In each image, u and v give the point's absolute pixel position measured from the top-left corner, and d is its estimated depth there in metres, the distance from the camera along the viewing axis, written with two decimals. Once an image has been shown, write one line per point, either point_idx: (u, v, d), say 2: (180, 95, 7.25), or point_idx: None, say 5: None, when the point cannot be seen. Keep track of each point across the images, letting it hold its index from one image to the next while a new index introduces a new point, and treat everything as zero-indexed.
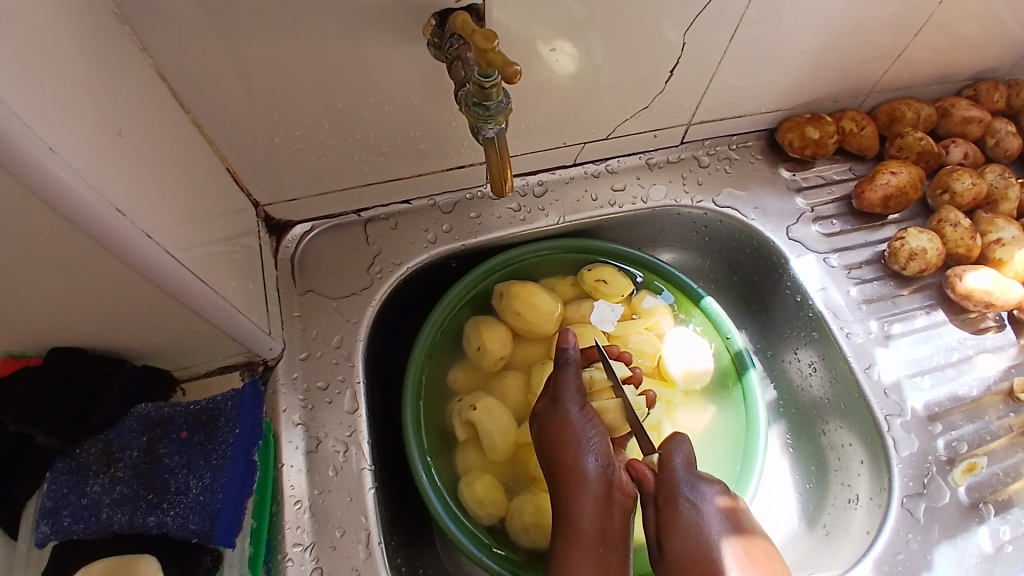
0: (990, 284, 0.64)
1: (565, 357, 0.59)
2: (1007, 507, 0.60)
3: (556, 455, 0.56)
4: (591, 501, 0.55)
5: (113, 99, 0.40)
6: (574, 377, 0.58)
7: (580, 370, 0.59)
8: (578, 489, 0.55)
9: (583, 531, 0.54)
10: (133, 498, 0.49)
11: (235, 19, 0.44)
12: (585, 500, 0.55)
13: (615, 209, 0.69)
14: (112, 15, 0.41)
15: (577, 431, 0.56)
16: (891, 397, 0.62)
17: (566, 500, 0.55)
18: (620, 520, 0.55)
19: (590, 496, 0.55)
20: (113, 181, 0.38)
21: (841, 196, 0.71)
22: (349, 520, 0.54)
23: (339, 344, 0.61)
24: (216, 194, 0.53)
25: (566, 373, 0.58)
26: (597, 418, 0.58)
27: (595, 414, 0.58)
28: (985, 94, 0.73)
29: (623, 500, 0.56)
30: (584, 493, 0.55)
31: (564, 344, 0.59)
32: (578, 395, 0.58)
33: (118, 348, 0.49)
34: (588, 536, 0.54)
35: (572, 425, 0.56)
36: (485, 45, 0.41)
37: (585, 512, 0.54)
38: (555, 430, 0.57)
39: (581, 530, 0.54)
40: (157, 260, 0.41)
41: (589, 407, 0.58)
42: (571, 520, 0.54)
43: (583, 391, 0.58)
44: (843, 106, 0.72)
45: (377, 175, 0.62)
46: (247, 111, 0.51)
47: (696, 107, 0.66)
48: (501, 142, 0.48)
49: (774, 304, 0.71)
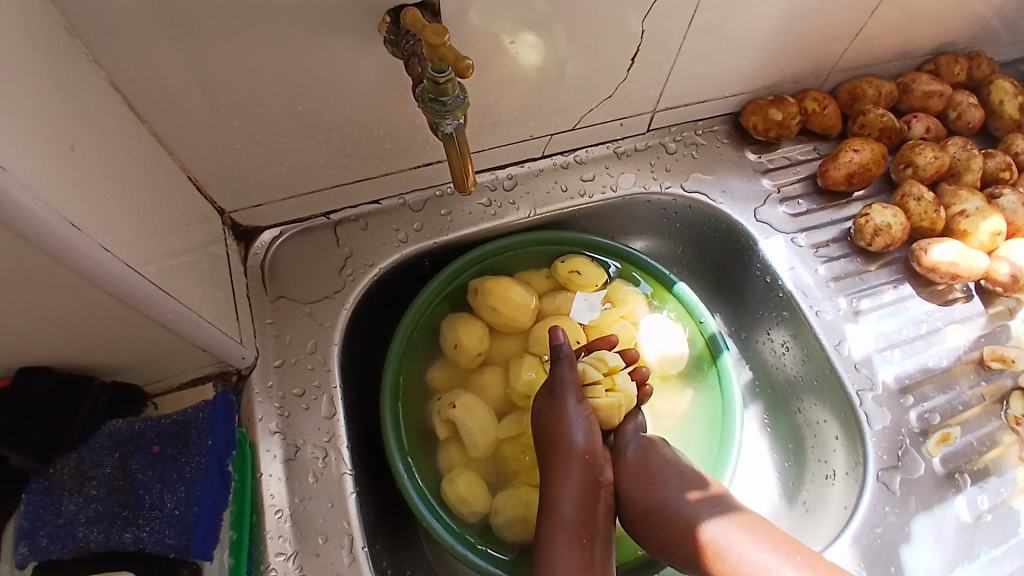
0: (955, 256, 0.65)
1: (558, 352, 0.57)
2: (985, 475, 0.62)
3: (550, 449, 0.56)
4: (574, 491, 0.55)
5: (62, 115, 0.39)
6: (570, 371, 0.57)
7: (575, 364, 0.58)
8: (564, 479, 0.55)
9: (565, 520, 0.54)
10: (108, 515, 0.48)
11: (184, 27, 0.44)
12: (570, 490, 0.55)
13: (586, 199, 0.69)
14: (61, 29, 0.41)
15: (569, 425, 0.56)
16: (863, 371, 0.63)
17: (552, 490, 0.56)
18: (603, 514, 0.56)
19: (572, 486, 0.55)
20: (67, 197, 0.37)
21: (808, 176, 0.72)
22: (331, 525, 0.54)
23: (313, 349, 0.61)
24: (178, 204, 0.52)
25: (561, 369, 0.57)
26: (592, 413, 0.58)
27: (590, 411, 0.58)
28: (945, 68, 0.74)
29: (608, 498, 0.57)
30: (569, 484, 0.55)
31: (557, 340, 0.58)
32: (575, 392, 0.57)
33: (86, 366, 0.48)
34: (572, 527, 0.54)
35: (563, 417, 0.56)
36: (435, 40, 0.40)
37: (566, 499, 0.55)
38: (551, 422, 0.56)
39: (563, 519, 0.54)
40: (117, 274, 0.41)
41: (585, 403, 0.58)
42: (554, 509, 0.54)
43: (580, 384, 0.58)
44: (805, 86, 0.72)
45: (343, 177, 0.62)
46: (204, 119, 0.51)
47: (660, 94, 0.66)
48: (459, 137, 0.48)
49: (745, 286, 0.72)
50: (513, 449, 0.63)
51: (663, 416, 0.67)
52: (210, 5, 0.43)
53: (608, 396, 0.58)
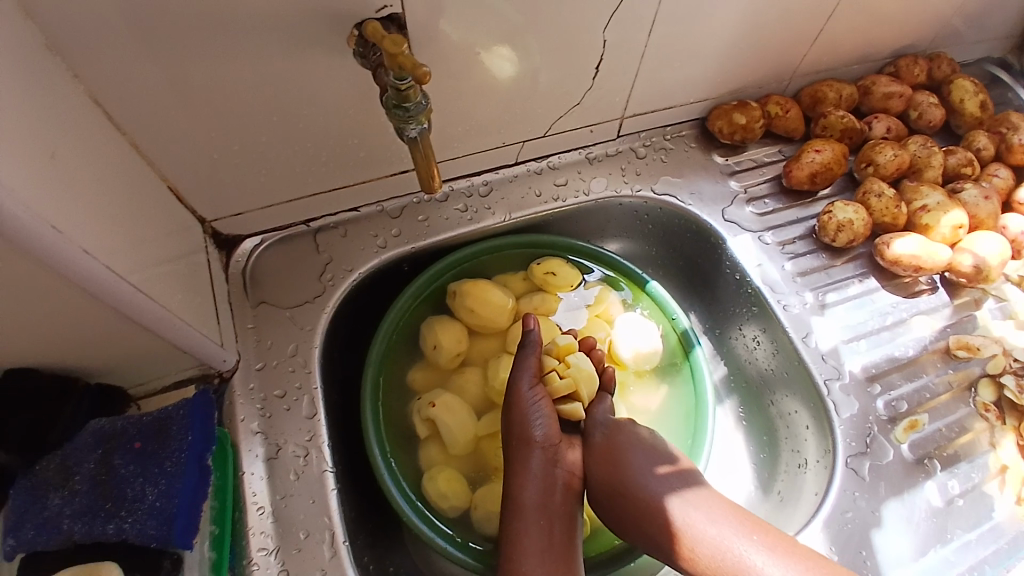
0: (917, 249, 0.66)
1: (528, 337, 0.60)
2: (955, 461, 0.63)
3: (515, 434, 0.57)
4: (534, 477, 0.56)
5: (43, 124, 0.41)
6: (532, 359, 0.59)
7: (540, 353, 0.60)
8: (524, 464, 0.56)
9: (526, 504, 0.55)
10: (92, 509, 0.49)
11: (161, 40, 0.46)
12: (529, 476, 0.56)
13: (559, 203, 0.72)
14: (41, 45, 0.43)
15: (532, 411, 0.57)
16: (830, 362, 0.65)
17: (512, 477, 0.56)
18: (560, 496, 0.56)
19: (531, 473, 0.56)
20: (50, 201, 0.39)
21: (773, 177, 0.74)
22: (312, 521, 0.55)
23: (294, 352, 0.62)
24: (158, 213, 0.54)
25: (526, 356, 0.59)
26: (545, 397, 0.58)
27: (545, 398, 0.58)
28: (905, 69, 0.76)
29: (567, 478, 0.57)
30: (527, 470, 0.56)
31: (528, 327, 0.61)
32: (533, 379, 0.58)
33: (69, 368, 0.50)
34: (534, 510, 0.55)
35: (523, 404, 0.58)
36: (394, 49, 0.43)
37: (527, 485, 0.55)
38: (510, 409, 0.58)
39: (523, 503, 0.55)
40: (96, 276, 0.42)
41: (541, 389, 0.58)
42: (515, 495, 0.55)
43: (539, 372, 0.59)
44: (769, 91, 0.75)
45: (321, 185, 0.64)
46: (182, 130, 0.53)
47: (627, 101, 0.69)
48: (423, 142, 0.50)
49: (717, 284, 0.74)
50: (493, 446, 0.64)
51: (639, 411, 0.68)
52: (184, 19, 0.45)
53: (564, 380, 0.59)
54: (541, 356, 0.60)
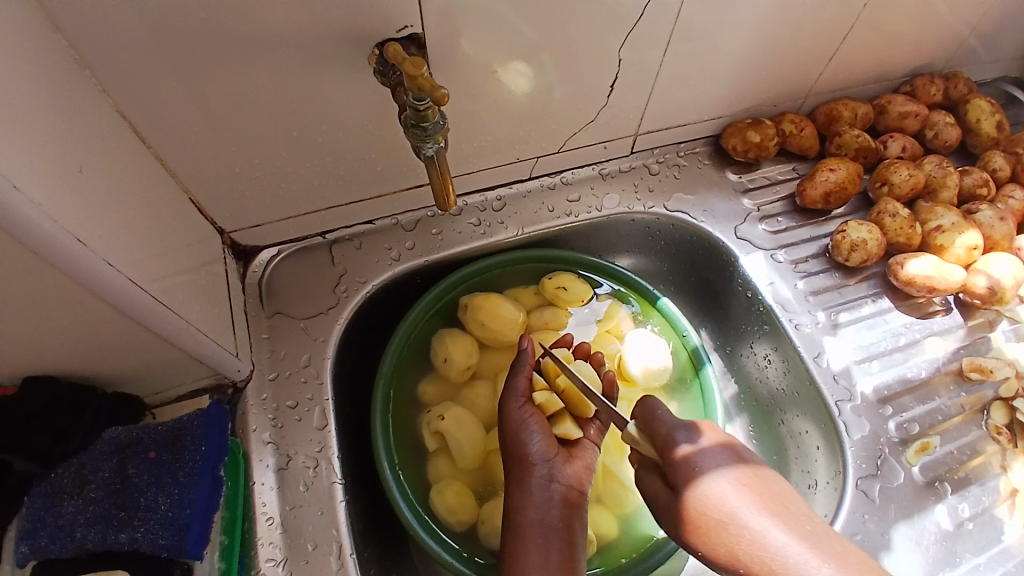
0: (930, 269, 0.66)
1: (523, 356, 0.62)
2: (966, 484, 0.62)
3: (512, 449, 0.57)
4: (531, 496, 0.54)
5: (72, 140, 0.42)
6: (523, 378, 0.60)
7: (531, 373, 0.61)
8: (520, 480, 0.56)
9: (525, 522, 0.54)
10: (105, 517, 0.50)
11: (187, 57, 0.47)
12: (527, 495, 0.55)
13: (572, 219, 0.72)
14: (70, 60, 0.44)
15: (526, 426, 0.57)
16: (841, 383, 0.65)
17: (511, 495, 0.56)
18: (558, 511, 0.54)
19: (527, 491, 0.55)
20: (77, 215, 0.40)
21: (787, 195, 0.74)
22: (321, 533, 0.56)
23: (307, 363, 0.63)
24: (179, 224, 0.55)
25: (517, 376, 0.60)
26: (536, 414, 0.58)
27: (538, 415, 0.58)
28: (921, 89, 0.76)
29: (565, 492, 0.55)
30: (524, 489, 0.55)
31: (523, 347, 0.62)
32: (520, 397, 0.59)
33: (89, 375, 0.51)
34: (532, 528, 0.53)
35: (515, 421, 0.58)
36: (414, 71, 0.44)
37: (525, 504, 0.54)
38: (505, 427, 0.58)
39: (521, 522, 0.54)
40: (119, 288, 0.43)
41: (533, 407, 0.58)
42: (513, 514, 0.54)
43: (529, 390, 0.60)
44: (783, 109, 0.75)
45: (338, 198, 0.65)
46: (205, 143, 0.54)
47: (641, 118, 0.69)
48: (440, 160, 0.51)
49: (728, 301, 0.74)
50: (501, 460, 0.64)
51: None
52: (212, 37, 0.46)
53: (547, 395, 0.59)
54: (531, 376, 0.61)
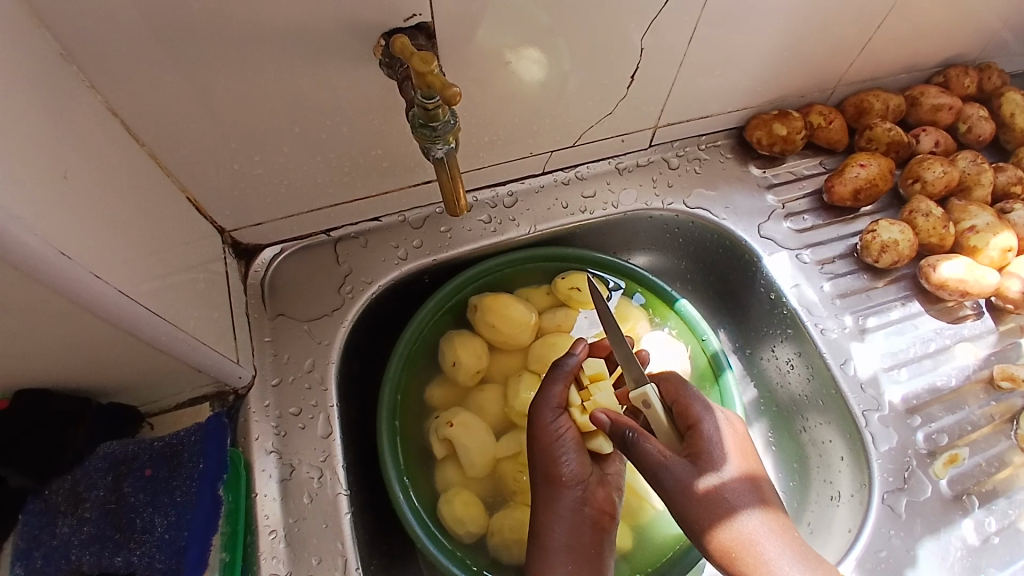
0: (964, 272, 0.63)
1: (564, 363, 0.57)
2: (993, 497, 0.60)
3: (544, 469, 0.55)
4: (561, 519, 0.53)
5: (56, 142, 0.39)
6: (556, 390, 0.55)
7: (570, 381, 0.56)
8: (549, 502, 0.54)
9: (552, 545, 0.53)
10: (101, 538, 0.49)
11: (182, 49, 0.44)
12: (555, 518, 0.54)
13: (587, 216, 0.69)
14: (55, 56, 0.41)
15: (560, 444, 0.55)
16: (868, 392, 0.62)
17: (538, 515, 0.54)
18: (588, 536, 0.54)
19: (556, 514, 0.54)
20: (62, 224, 0.37)
21: (813, 191, 0.71)
22: (325, 546, 0.54)
23: (311, 368, 0.60)
24: (176, 225, 0.52)
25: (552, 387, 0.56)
26: (570, 428, 0.55)
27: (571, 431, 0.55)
28: (955, 80, 0.72)
29: (596, 516, 0.54)
30: (552, 510, 0.54)
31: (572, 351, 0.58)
32: (555, 409, 0.55)
33: (83, 388, 0.48)
34: (560, 551, 0.52)
35: (549, 438, 0.54)
36: (423, 67, 0.40)
37: (553, 526, 0.53)
38: (535, 443, 0.55)
39: (548, 544, 0.53)
40: (108, 300, 0.40)
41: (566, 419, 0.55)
42: (540, 536, 0.54)
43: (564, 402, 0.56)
44: (811, 100, 0.71)
45: (343, 195, 0.61)
46: (202, 140, 0.51)
47: (661, 111, 0.66)
48: (450, 161, 0.48)
49: (748, 302, 0.71)
50: (511, 468, 0.62)
51: None
52: (206, 27, 0.43)
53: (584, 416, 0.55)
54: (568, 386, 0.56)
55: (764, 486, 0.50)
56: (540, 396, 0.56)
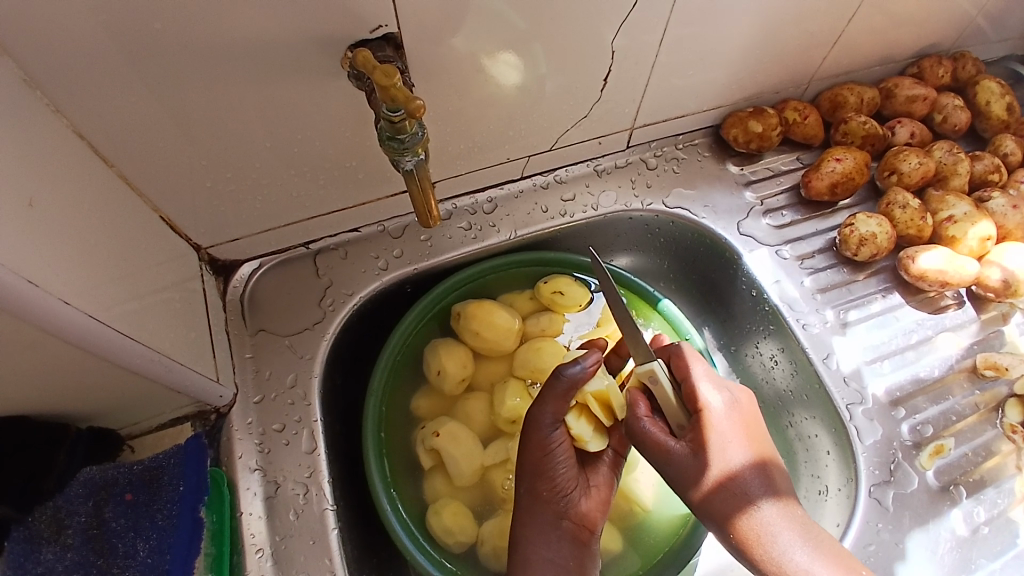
0: (943, 263, 0.63)
1: (567, 373, 0.53)
2: (981, 487, 0.60)
3: (530, 483, 0.55)
4: (539, 531, 0.54)
5: (19, 169, 0.38)
6: (549, 404, 0.53)
7: (575, 390, 0.53)
8: (532, 516, 0.54)
9: (535, 557, 0.53)
10: (83, 565, 0.48)
11: (144, 69, 0.43)
12: (534, 530, 0.54)
13: (567, 219, 0.69)
14: (17, 82, 0.40)
15: (551, 458, 0.54)
16: (852, 385, 0.62)
17: (521, 527, 0.55)
18: (568, 550, 0.54)
19: (535, 525, 0.54)
20: (28, 253, 0.37)
21: (791, 186, 0.71)
22: (312, 563, 0.53)
23: (293, 383, 0.60)
24: (149, 246, 0.51)
25: (546, 401, 0.53)
26: (565, 443, 0.55)
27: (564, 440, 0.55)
28: (929, 71, 0.73)
29: (575, 529, 0.55)
30: (532, 520, 0.54)
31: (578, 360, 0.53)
32: (552, 421, 0.54)
33: (61, 413, 0.48)
34: (540, 564, 0.53)
35: (540, 450, 0.54)
36: (386, 82, 0.40)
37: (531, 539, 0.54)
38: (526, 455, 0.55)
39: (528, 558, 0.53)
40: (80, 326, 0.40)
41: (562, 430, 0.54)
42: (520, 549, 0.54)
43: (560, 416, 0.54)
44: (786, 96, 0.71)
45: (319, 208, 0.61)
46: (173, 160, 0.50)
47: (637, 112, 0.66)
48: (420, 172, 0.48)
49: (731, 300, 0.71)
50: (500, 476, 0.61)
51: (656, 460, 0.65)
52: (169, 48, 0.43)
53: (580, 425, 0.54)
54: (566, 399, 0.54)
55: (773, 470, 0.50)
56: (535, 410, 0.54)
